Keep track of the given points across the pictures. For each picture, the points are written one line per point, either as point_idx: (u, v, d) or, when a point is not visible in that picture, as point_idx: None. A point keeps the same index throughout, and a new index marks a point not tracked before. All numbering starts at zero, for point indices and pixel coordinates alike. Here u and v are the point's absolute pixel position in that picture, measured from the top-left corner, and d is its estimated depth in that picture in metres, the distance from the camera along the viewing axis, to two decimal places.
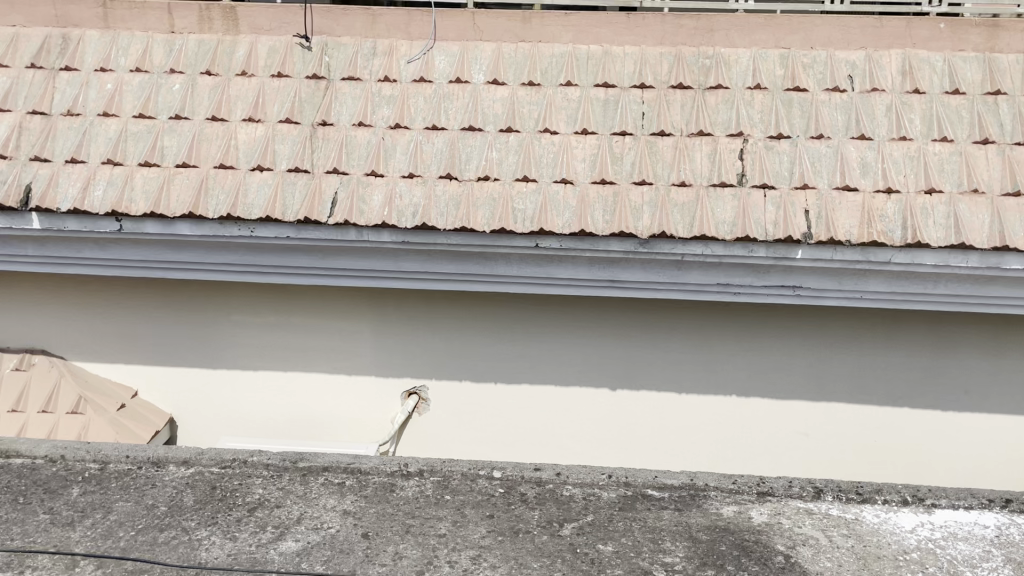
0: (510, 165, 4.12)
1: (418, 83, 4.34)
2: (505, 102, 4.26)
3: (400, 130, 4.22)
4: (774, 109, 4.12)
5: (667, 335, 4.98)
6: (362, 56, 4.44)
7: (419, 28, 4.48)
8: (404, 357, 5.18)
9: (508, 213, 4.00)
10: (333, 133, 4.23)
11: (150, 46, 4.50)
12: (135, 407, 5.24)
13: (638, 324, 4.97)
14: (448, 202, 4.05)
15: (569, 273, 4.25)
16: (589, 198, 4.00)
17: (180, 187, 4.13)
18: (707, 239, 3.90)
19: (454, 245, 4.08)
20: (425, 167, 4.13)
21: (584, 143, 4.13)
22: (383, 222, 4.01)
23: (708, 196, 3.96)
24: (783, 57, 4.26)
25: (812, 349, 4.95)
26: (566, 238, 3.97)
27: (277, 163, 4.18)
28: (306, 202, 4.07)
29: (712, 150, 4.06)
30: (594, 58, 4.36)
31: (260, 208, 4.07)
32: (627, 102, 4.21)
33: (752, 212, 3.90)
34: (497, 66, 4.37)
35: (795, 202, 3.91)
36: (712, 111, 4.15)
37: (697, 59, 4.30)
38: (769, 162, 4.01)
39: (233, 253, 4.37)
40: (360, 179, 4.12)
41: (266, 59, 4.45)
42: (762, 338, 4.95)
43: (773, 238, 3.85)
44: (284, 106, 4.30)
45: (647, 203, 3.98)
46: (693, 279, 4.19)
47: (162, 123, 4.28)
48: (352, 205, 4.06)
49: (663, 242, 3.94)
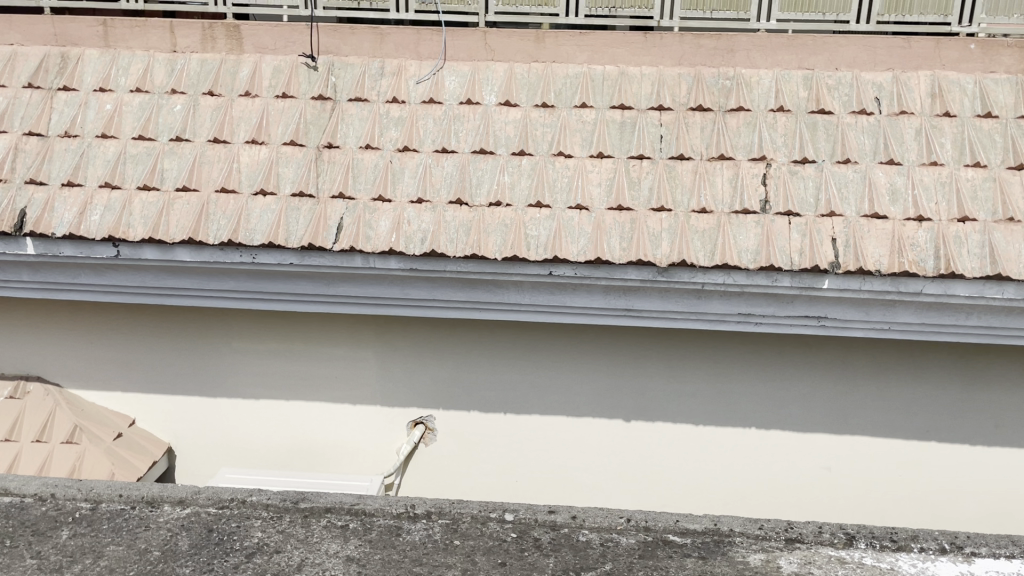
0: (523, 190, 3.95)
1: (427, 104, 4.19)
2: (517, 124, 4.11)
3: (409, 153, 4.07)
4: (798, 133, 3.95)
5: (685, 366, 4.79)
6: (370, 77, 4.30)
7: (429, 48, 4.34)
8: (411, 387, 5.00)
9: (521, 240, 3.83)
10: (339, 156, 4.08)
11: (150, 65, 4.36)
12: (132, 436, 5.08)
13: (654, 354, 4.78)
14: (458, 227, 3.88)
15: (584, 301, 4.08)
16: (605, 224, 3.83)
17: (180, 212, 3.97)
18: (730, 268, 3.72)
19: (464, 272, 3.91)
20: (434, 191, 3.97)
21: (600, 167, 3.97)
22: (391, 249, 3.85)
23: (730, 223, 3.79)
24: (806, 79, 4.10)
25: (836, 381, 4.76)
26: (581, 265, 3.80)
27: (281, 186, 4.03)
28: (311, 227, 3.90)
29: (734, 175, 3.89)
30: (609, 79, 4.20)
31: (263, 234, 3.91)
32: (644, 124, 4.05)
33: (776, 239, 3.73)
34: (509, 86, 4.21)
35: (821, 230, 3.73)
36: (733, 133, 3.99)
37: (717, 80, 4.14)
38: (794, 187, 3.84)
39: (234, 279, 4.22)
40: (367, 204, 3.96)
41: (271, 80, 4.30)
42: (783, 369, 4.76)
43: (799, 267, 3.67)
44: (289, 128, 4.15)
45: (666, 230, 3.80)
46: (713, 308, 4.03)
47: (162, 145, 4.13)
48: (358, 231, 3.89)
49: (682, 271, 3.77)
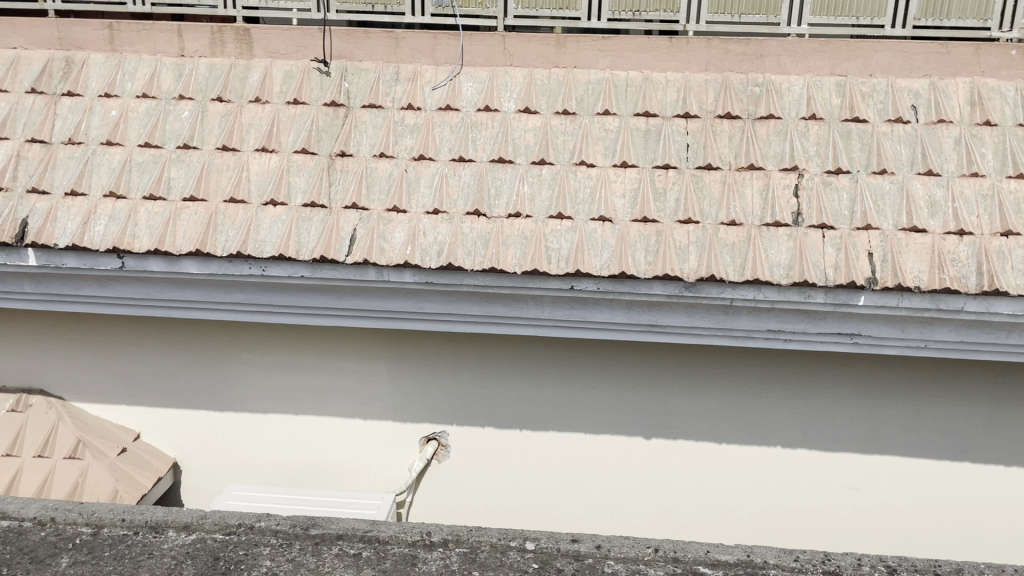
0: (543, 201, 3.79)
1: (443, 111, 4.04)
2: (537, 131, 3.95)
3: (424, 162, 3.91)
4: (831, 142, 3.79)
5: (708, 382, 4.62)
6: (384, 82, 4.15)
7: (445, 52, 4.19)
8: (423, 402, 4.84)
9: (541, 253, 3.67)
10: (353, 164, 3.93)
11: (158, 70, 4.22)
12: (136, 451, 4.93)
13: (677, 370, 4.60)
14: (476, 240, 3.73)
15: (606, 316, 3.92)
16: (630, 237, 3.67)
17: (187, 223, 3.82)
18: (761, 283, 3.55)
19: (481, 286, 3.75)
20: (451, 202, 3.82)
21: (624, 177, 3.81)
22: (405, 262, 3.69)
23: (760, 236, 3.62)
24: (839, 86, 3.93)
25: (865, 399, 4.58)
26: (604, 280, 3.63)
27: (291, 196, 3.88)
28: (322, 238, 3.75)
29: (765, 185, 3.72)
30: (633, 85, 4.05)
31: (273, 245, 3.75)
32: (669, 132, 3.89)
33: (809, 253, 3.56)
34: (529, 93, 4.06)
35: (857, 243, 3.56)
36: (763, 143, 3.82)
37: (746, 86, 3.97)
38: (827, 199, 3.67)
39: (243, 291, 4.07)
40: (381, 215, 3.80)
41: (281, 85, 4.15)
42: (810, 386, 4.58)
43: (834, 283, 3.50)
44: (300, 135, 4.00)
45: (694, 243, 3.63)
46: (741, 324, 3.87)
47: (169, 153, 3.99)
48: (371, 243, 3.74)
49: (710, 285, 3.60)
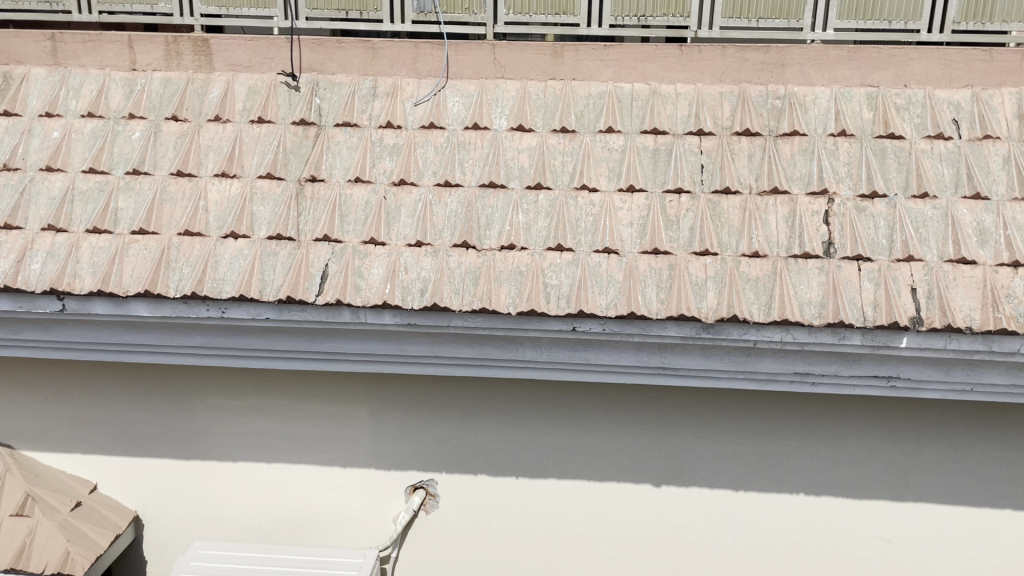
0: (540, 232, 3.35)
1: (427, 129, 3.60)
2: (532, 152, 3.51)
3: (406, 187, 3.47)
4: (864, 161, 3.36)
5: (724, 425, 4.17)
6: (360, 97, 3.70)
7: (429, 64, 3.75)
8: (409, 448, 4.39)
9: (538, 291, 3.22)
10: (325, 191, 3.48)
11: (106, 86, 3.77)
12: (93, 506, 4.44)
13: (689, 412, 4.15)
14: (464, 276, 3.28)
15: (612, 359, 3.49)
16: (639, 271, 3.23)
17: (136, 259, 3.37)
18: (790, 324, 3.11)
19: (470, 327, 3.31)
20: (435, 233, 3.37)
21: (631, 203, 3.37)
22: (384, 303, 3.23)
23: (788, 270, 3.18)
24: (871, 97, 3.51)
25: (897, 443, 4.15)
26: (611, 320, 3.19)
27: (255, 228, 3.43)
28: (290, 276, 3.29)
29: (791, 212, 3.29)
30: (639, 98, 3.61)
31: (233, 284, 3.29)
32: (681, 152, 3.45)
33: (844, 289, 3.12)
34: (523, 108, 3.61)
35: (898, 277, 3.13)
36: (787, 163, 3.39)
37: (766, 99, 3.55)
38: (861, 227, 3.24)
39: (202, 334, 3.62)
40: (356, 248, 3.35)
41: (245, 102, 3.70)
42: (837, 428, 4.14)
43: (873, 323, 3.06)
44: (265, 158, 3.55)
45: (712, 278, 3.20)
46: (764, 367, 3.43)
47: (117, 179, 3.53)
48: (346, 280, 3.28)
49: (730, 326, 3.17)
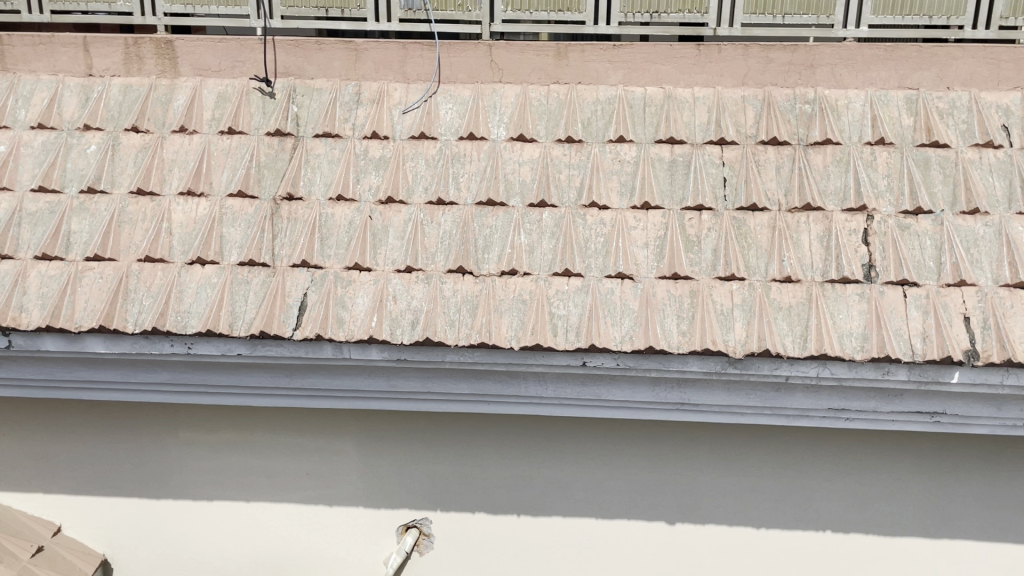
0: (544, 254, 2.99)
1: (417, 140, 3.23)
2: (535, 164, 3.15)
3: (394, 206, 3.11)
4: (906, 172, 3.01)
5: (745, 458, 3.81)
6: (342, 104, 3.32)
7: (418, 67, 3.37)
8: (401, 485, 4.02)
9: (544, 323, 2.86)
10: (303, 210, 3.11)
11: (59, 94, 3.39)
12: (55, 550, 4.03)
13: (707, 445, 3.80)
14: (461, 306, 2.92)
15: (625, 395, 3.14)
16: (656, 299, 2.87)
17: (90, 290, 2.99)
18: (828, 359, 2.76)
19: (467, 363, 2.95)
20: (428, 258, 3.01)
21: (646, 222, 3.02)
22: (371, 337, 2.86)
23: (824, 297, 2.84)
24: (910, 101, 3.17)
25: (937, 481, 3.78)
26: (626, 355, 2.84)
27: (225, 253, 3.05)
28: (264, 307, 2.92)
29: (825, 231, 2.95)
30: (653, 104, 3.25)
31: (200, 317, 2.92)
32: (701, 163, 3.10)
33: (888, 318, 2.78)
34: (524, 116, 3.25)
35: (949, 305, 2.79)
36: (820, 175, 3.05)
37: (793, 104, 3.20)
38: (905, 247, 2.89)
39: (168, 370, 3.24)
40: (338, 274, 2.98)
41: (213, 110, 3.33)
42: (869, 462, 3.77)
43: (923, 358, 2.72)
44: (236, 174, 3.18)
45: (739, 306, 2.85)
46: (794, 402, 3.08)
47: (70, 199, 3.16)
48: (327, 312, 2.91)
49: (761, 361, 2.82)
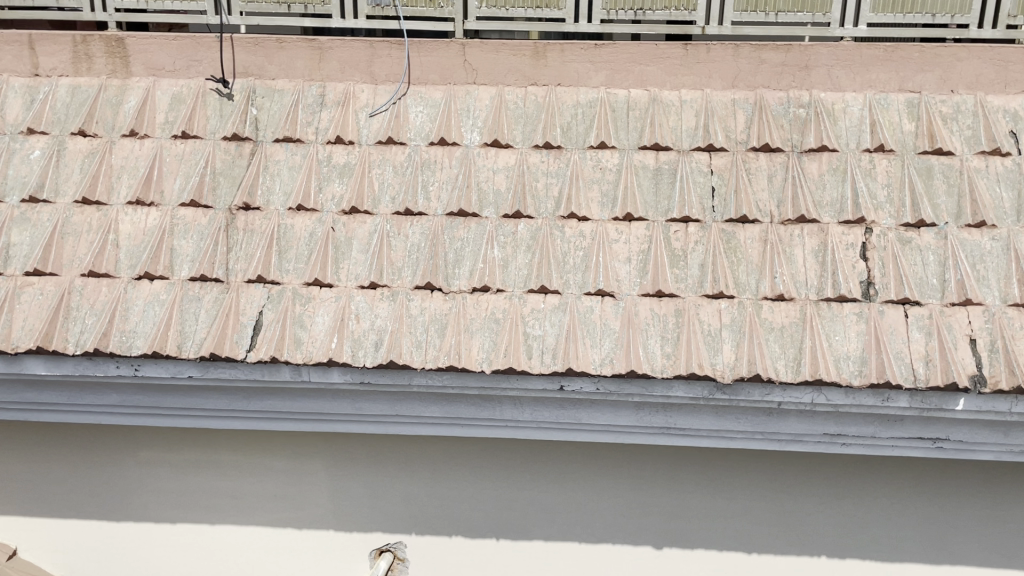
0: (519, 269, 2.78)
1: (384, 145, 3.01)
2: (510, 172, 2.94)
3: (358, 216, 2.89)
4: (907, 182, 2.81)
5: (741, 479, 3.52)
6: (305, 107, 3.10)
7: (387, 67, 3.15)
8: (371, 506, 3.72)
9: (517, 345, 2.64)
10: (260, 221, 2.89)
11: (2, 95, 3.16)
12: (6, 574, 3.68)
13: (700, 468, 3.52)
14: (429, 325, 2.71)
15: (606, 419, 2.93)
16: (638, 319, 2.67)
17: (29, 307, 2.76)
18: (823, 385, 2.56)
19: (436, 387, 2.73)
20: (394, 272, 2.80)
21: (628, 234, 2.81)
22: (330, 361, 2.65)
23: (819, 316, 2.63)
24: (911, 105, 2.97)
25: (949, 508, 3.51)
26: (606, 379, 2.63)
27: (176, 267, 2.84)
28: (215, 326, 2.70)
29: (820, 245, 2.74)
30: (637, 107, 3.04)
31: (146, 338, 2.70)
32: (688, 171, 2.89)
33: (888, 340, 2.57)
34: (499, 120, 3.04)
35: (953, 325, 2.59)
36: (815, 185, 2.84)
37: (787, 108, 3.00)
38: (906, 263, 2.69)
39: (118, 392, 3.03)
40: (297, 291, 2.77)
41: (167, 113, 3.11)
42: (871, 485, 3.49)
43: (925, 384, 2.51)
44: (189, 182, 2.96)
45: (727, 326, 2.64)
46: (787, 428, 2.88)
47: (11, 209, 2.93)
48: (283, 332, 2.69)
49: (751, 386, 2.61)
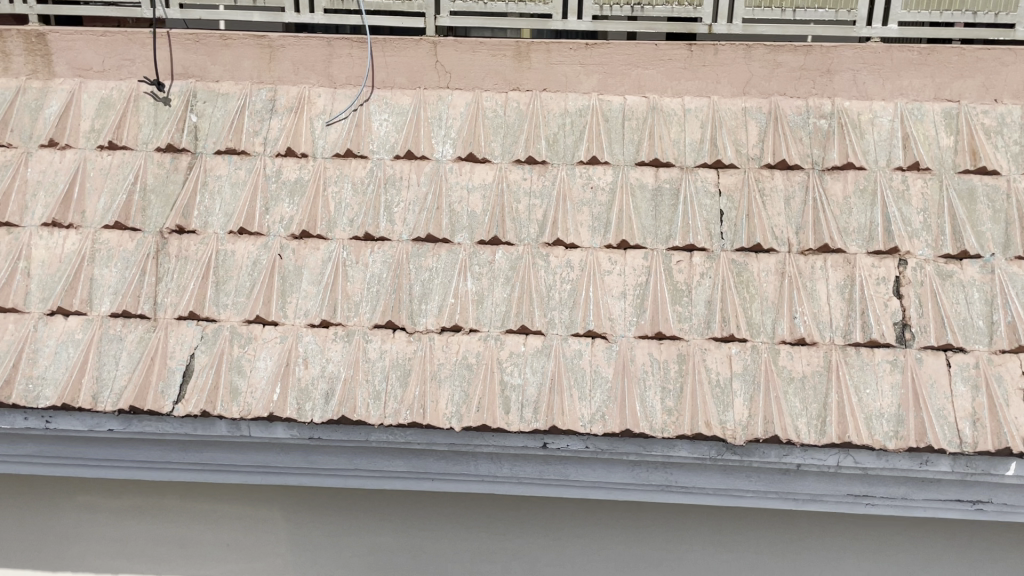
0: (496, 306, 2.38)
1: (342, 159, 2.62)
2: (487, 191, 2.54)
3: (310, 241, 2.49)
4: (946, 206, 2.44)
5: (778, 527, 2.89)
6: (252, 114, 2.69)
7: (347, 68, 2.74)
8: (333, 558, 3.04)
9: (492, 397, 2.25)
10: (196, 247, 2.49)
11: None
12: None
13: (722, 523, 2.89)
14: (390, 372, 2.30)
15: (597, 476, 2.53)
16: (634, 366, 2.28)
17: None
18: (852, 447, 2.17)
19: (398, 443, 2.34)
20: (349, 309, 2.40)
21: (622, 265, 2.42)
22: (271, 416, 2.25)
23: (847, 365, 2.25)
24: (949, 116, 2.58)
25: None
26: (597, 438, 2.23)
27: (95, 301, 2.43)
28: (138, 372, 2.31)
29: (847, 279, 2.36)
30: (634, 117, 2.65)
31: (57, 386, 2.30)
32: (692, 191, 2.50)
33: (928, 395, 2.19)
34: (475, 130, 2.64)
35: (1004, 378, 2.21)
36: (840, 209, 2.46)
37: (806, 118, 2.61)
38: (947, 302, 2.30)
39: (33, 443, 2.62)
40: (235, 329, 2.37)
41: (93, 120, 2.70)
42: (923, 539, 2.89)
43: (973, 449, 2.13)
44: (114, 201, 2.55)
45: (739, 376, 2.25)
46: (806, 488, 2.49)
47: None
48: (217, 381, 2.29)
49: (766, 446, 2.22)
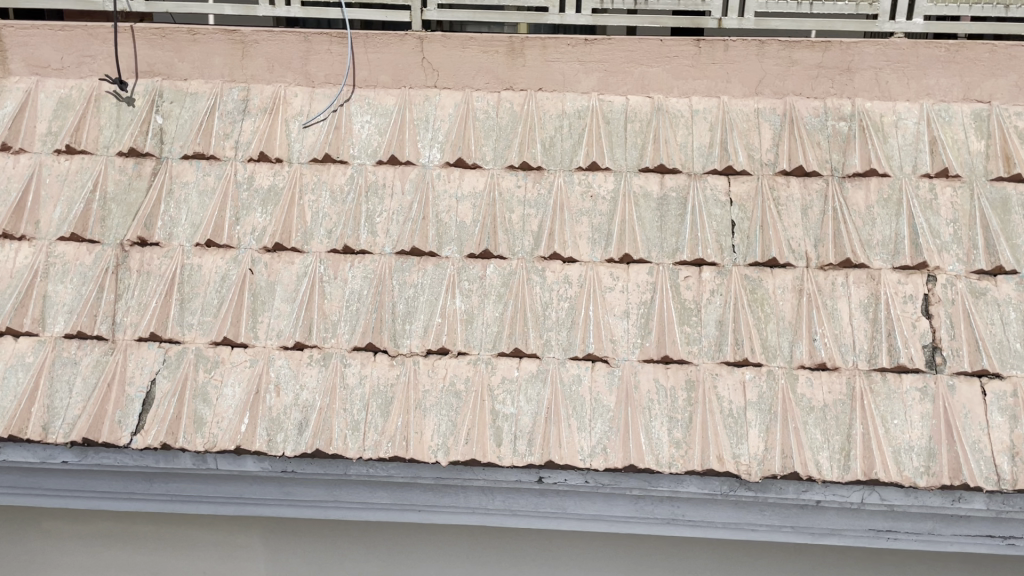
0: (486, 326, 2.17)
1: (320, 164, 2.41)
2: (478, 199, 2.33)
3: (284, 254, 2.29)
4: (978, 217, 2.24)
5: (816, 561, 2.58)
6: (223, 115, 2.49)
7: (326, 65, 2.53)
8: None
9: (482, 428, 2.04)
10: (160, 261, 2.28)
11: None
12: None
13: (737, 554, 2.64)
14: (369, 399, 2.09)
15: (598, 509, 2.33)
16: (638, 394, 2.07)
17: None
18: (878, 484, 1.97)
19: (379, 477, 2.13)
20: (326, 329, 2.19)
21: (625, 280, 2.21)
22: (238, 449, 2.04)
23: (871, 392, 2.05)
24: (979, 118, 2.39)
25: None
26: (597, 472, 2.03)
27: (47, 321, 2.22)
28: (93, 399, 2.10)
29: (870, 296, 2.16)
30: (637, 119, 2.45)
31: (3, 415, 2.09)
32: (701, 200, 2.30)
33: (962, 427, 1.99)
34: (464, 133, 2.43)
35: None
36: (862, 220, 2.26)
37: (824, 121, 2.41)
38: (980, 322, 2.10)
39: None
40: (200, 351, 2.16)
41: (50, 122, 2.49)
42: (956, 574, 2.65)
43: (1013, 487, 1.93)
44: (71, 210, 2.35)
45: (754, 405, 2.05)
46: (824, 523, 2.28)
47: None
48: (180, 410, 2.09)
49: (783, 482, 2.02)
